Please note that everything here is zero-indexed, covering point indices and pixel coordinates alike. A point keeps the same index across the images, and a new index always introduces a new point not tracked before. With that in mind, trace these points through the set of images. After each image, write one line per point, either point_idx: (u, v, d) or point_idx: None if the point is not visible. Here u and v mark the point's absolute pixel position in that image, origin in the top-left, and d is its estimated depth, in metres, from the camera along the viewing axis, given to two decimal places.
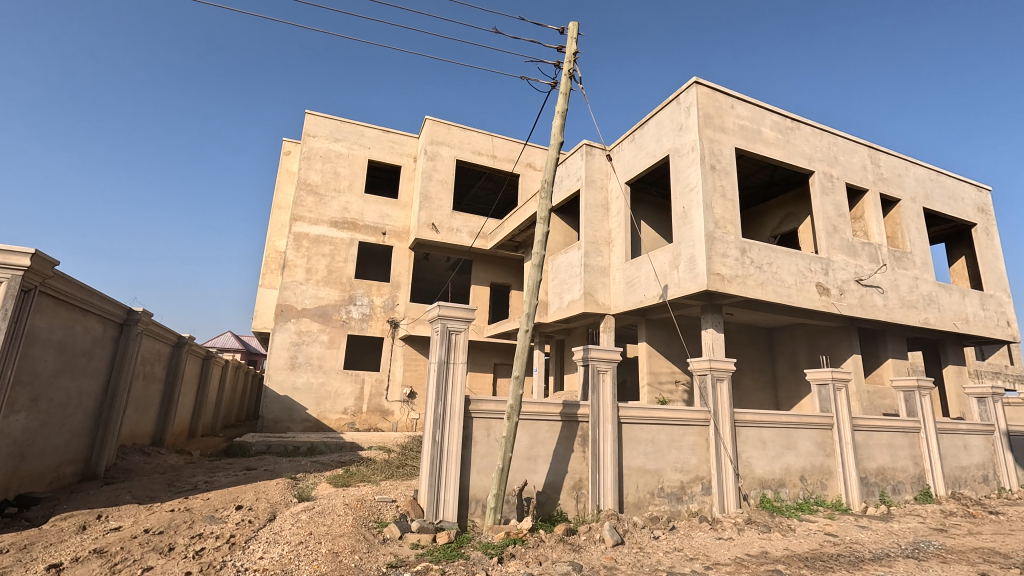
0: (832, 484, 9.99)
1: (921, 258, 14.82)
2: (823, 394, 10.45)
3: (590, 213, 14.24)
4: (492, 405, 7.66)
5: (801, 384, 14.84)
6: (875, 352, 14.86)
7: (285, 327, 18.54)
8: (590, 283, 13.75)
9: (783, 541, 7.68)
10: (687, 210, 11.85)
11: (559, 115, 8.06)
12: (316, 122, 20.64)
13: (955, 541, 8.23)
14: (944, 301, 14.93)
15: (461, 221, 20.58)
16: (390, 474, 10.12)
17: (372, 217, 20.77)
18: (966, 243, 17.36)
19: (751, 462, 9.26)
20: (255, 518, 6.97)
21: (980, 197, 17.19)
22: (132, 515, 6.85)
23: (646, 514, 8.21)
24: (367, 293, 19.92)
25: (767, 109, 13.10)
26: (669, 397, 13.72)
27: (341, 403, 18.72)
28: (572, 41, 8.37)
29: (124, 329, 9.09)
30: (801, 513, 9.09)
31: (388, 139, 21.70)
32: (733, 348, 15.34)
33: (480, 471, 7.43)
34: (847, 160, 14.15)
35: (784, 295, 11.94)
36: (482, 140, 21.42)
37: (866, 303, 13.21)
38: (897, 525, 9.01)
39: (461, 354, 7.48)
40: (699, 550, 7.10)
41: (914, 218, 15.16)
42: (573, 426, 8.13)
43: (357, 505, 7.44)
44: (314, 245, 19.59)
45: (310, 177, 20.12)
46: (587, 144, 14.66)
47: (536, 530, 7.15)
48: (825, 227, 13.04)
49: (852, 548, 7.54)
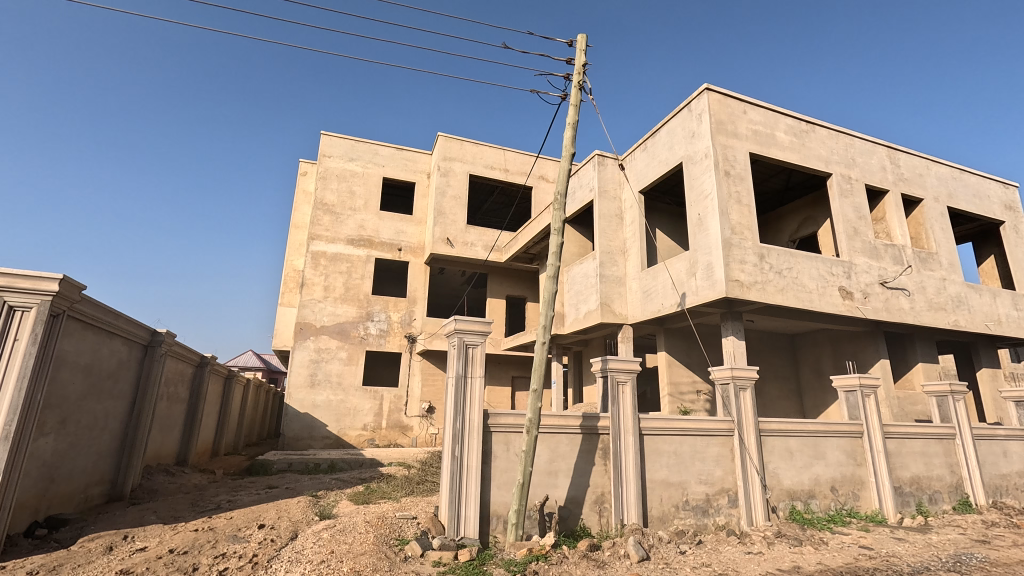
0: (865, 494, 9.66)
1: (948, 259, 14.42)
2: (851, 401, 10.15)
3: (604, 223, 14.20)
4: (511, 419, 7.61)
5: (827, 390, 14.45)
6: (904, 356, 14.44)
7: (304, 345, 18.72)
8: (606, 293, 13.64)
9: (816, 556, 7.41)
10: (702, 217, 11.72)
11: (571, 126, 8.07)
12: (331, 143, 21.03)
13: (999, 553, 7.85)
14: (975, 302, 14.47)
15: (476, 235, 20.67)
16: (411, 490, 10.07)
17: (387, 234, 21.01)
18: (994, 241, 16.86)
19: (779, 473, 9.01)
20: (277, 536, 6.98)
21: (1007, 193, 16.72)
22: (157, 536, 6.92)
23: (671, 528, 8.03)
24: (384, 308, 20.07)
25: (780, 113, 12.97)
26: (691, 407, 13.46)
27: (361, 420, 18.78)
28: (581, 53, 8.41)
29: (148, 351, 9.29)
30: (833, 525, 8.77)
31: (402, 156, 21.99)
32: (755, 356, 15.06)
33: (501, 486, 7.35)
34: (865, 161, 13.90)
35: (806, 300, 11.70)
36: (494, 155, 21.60)
37: (892, 306, 12.88)
38: (937, 537, 8.64)
39: (478, 368, 7.46)
40: (728, 566, 6.89)
41: (938, 217, 14.78)
42: (594, 439, 8.02)
43: (378, 522, 7.40)
44: (331, 263, 19.85)
45: (326, 197, 20.44)
46: (600, 155, 14.63)
47: (559, 546, 7.01)
48: (846, 229, 12.79)
49: (889, 562, 7.24)
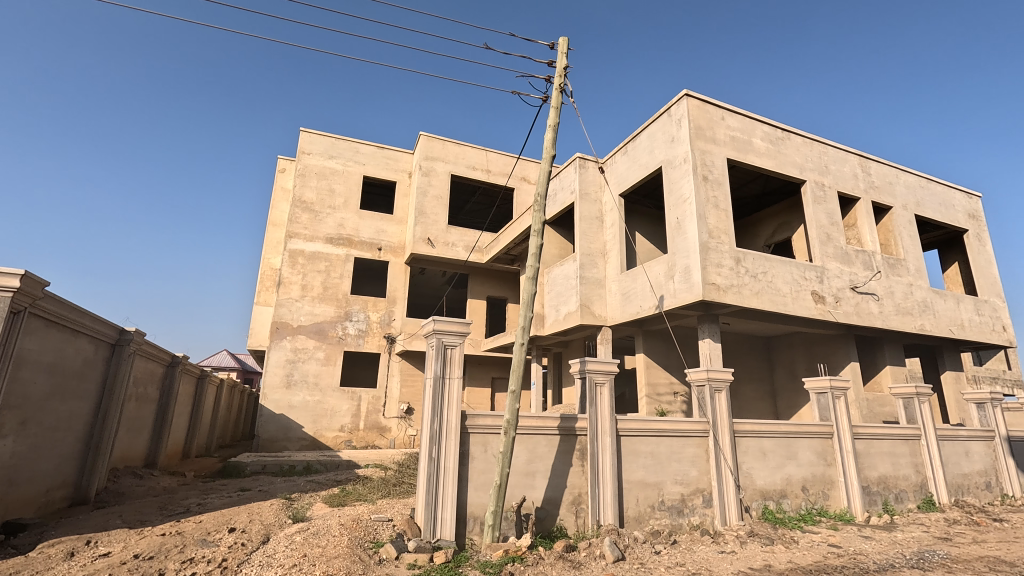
0: (835, 494, 9.90)
1: (915, 265, 14.89)
2: (822, 402, 10.39)
3: (585, 225, 14.29)
4: (490, 420, 7.59)
5: (800, 392, 14.79)
6: (873, 359, 14.85)
7: (281, 345, 18.40)
8: (586, 295, 13.73)
9: (787, 554, 7.57)
10: (681, 221, 11.89)
11: (552, 128, 8.10)
12: (310, 140, 20.74)
13: (960, 550, 8.13)
14: (940, 307, 14.97)
15: (457, 236, 20.60)
16: (387, 492, 9.97)
17: (367, 233, 20.79)
18: (958, 249, 17.47)
19: (752, 473, 9.17)
20: (248, 540, 6.83)
21: (970, 203, 17.35)
22: (122, 541, 6.71)
23: (647, 528, 8.11)
24: (363, 308, 19.84)
25: (757, 120, 13.24)
26: (668, 408, 13.63)
27: (338, 421, 18.53)
28: (563, 56, 8.46)
29: (115, 350, 8.99)
30: (804, 524, 8.98)
31: (383, 155, 21.80)
32: (731, 358, 15.33)
33: (478, 487, 7.32)
34: (838, 169, 14.27)
35: (780, 303, 11.95)
36: (477, 155, 21.56)
37: (862, 310, 13.24)
38: (902, 535, 8.91)
39: (457, 369, 7.44)
40: (701, 565, 6.98)
41: (906, 225, 15.25)
42: (572, 440, 8.06)
43: (353, 525, 7.31)
44: (309, 262, 19.56)
45: (305, 194, 20.14)
46: (581, 158, 14.73)
47: (536, 547, 7.02)
48: (819, 235, 13.11)
49: (856, 559, 7.43)
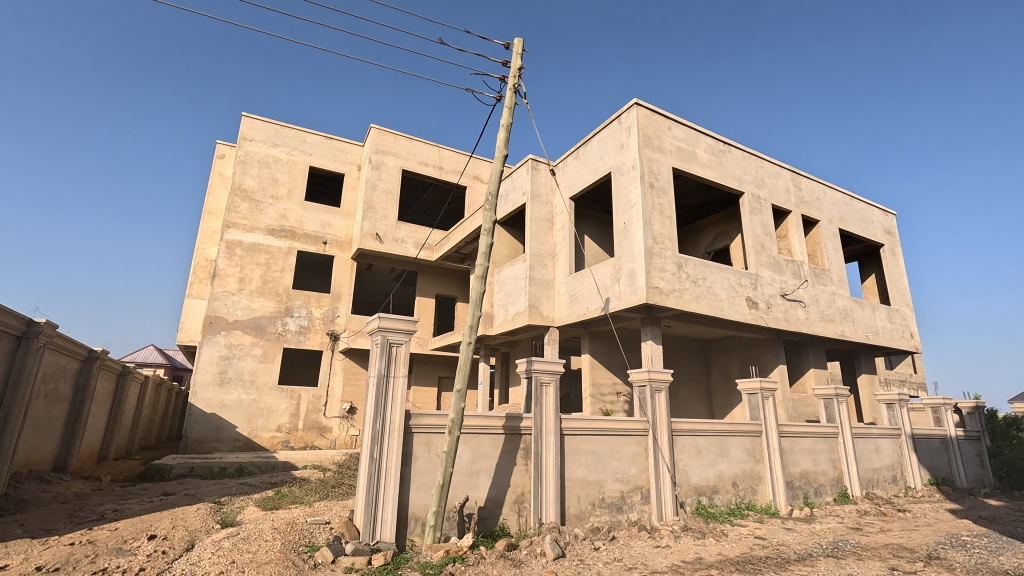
0: (761, 489, 10.48)
1: (838, 275, 16.03)
2: (752, 402, 10.98)
3: (535, 227, 14.41)
4: (434, 419, 7.50)
5: (733, 393, 15.58)
6: (799, 362, 15.87)
7: (214, 340, 17.41)
8: (535, 296, 13.84)
9: (717, 547, 7.94)
10: (627, 226, 12.23)
11: (505, 127, 8.11)
12: (253, 126, 19.76)
13: (868, 538, 8.82)
14: (858, 315, 16.20)
15: (406, 232, 20.23)
16: (326, 494, 9.63)
17: (311, 225, 20.03)
18: (875, 262, 18.97)
19: (687, 470, 9.56)
20: (170, 548, 6.40)
21: (887, 220, 18.88)
22: (22, 552, 6.11)
23: (587, 526, 8.27)
24: (305, 304, 19.11)
25: (701, 132, 13.83)
26: (611, 408, 13.99)
27: (275, 420, 17.75)
28: (518, 57, 8.50)
29: (21, 343, 8.19)
30: (733, 518, 9.45)
31: (331, 146, 21.08)
32: (671, 359, 15.93)
33: (420, 488, 7.21)
34: (773, 183, 15.15)
35: (717, 308, 12.54)
36: (429, 152, 21.27)
37: (791, 316, 14.11)
38: (819, 526, 9.57)
39: (402, 367, 7.30)
40: (637, 560, 7.20)
41: (831, 238, 16.40)
42: (516, 439, 8.10)
43: (287, 529, 7.01)
44: (248, 254, 18.62)
45: (245, 182, 19.16)
46: (533, 159, 14.85)
47: (477, 546, 7.00)
48: (754, 244, 13.86)
49: (779, 550, 7.90)
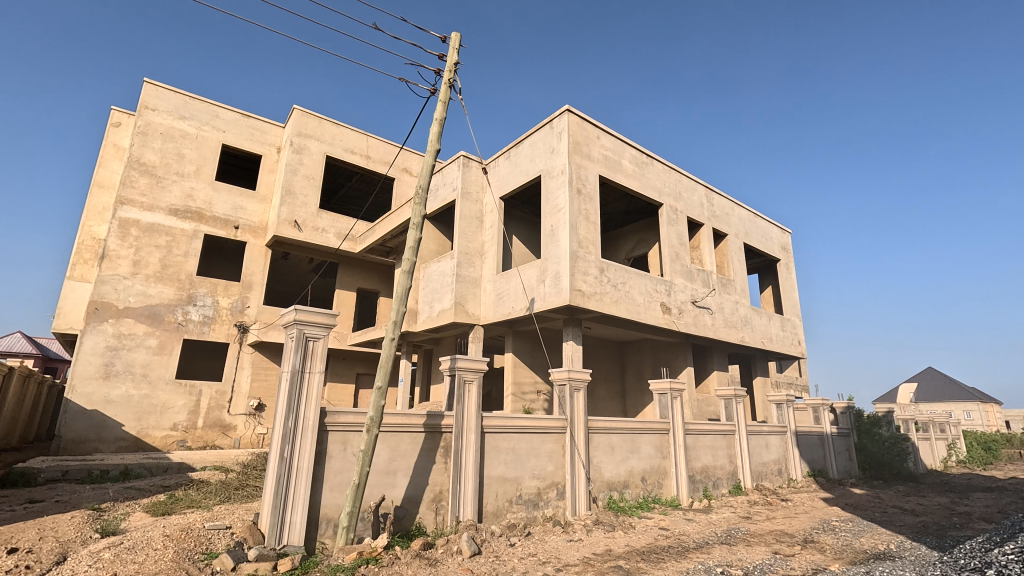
0: (667, 483, 11.17)
1: (741, 286, 17.45)
2: (662, 401, 11.65)
3: (464, 224, 14.33)
4: (351, 417, 7.22)
5: (645, 392, 16.46)
6: (704, 364, 17.09)
7: (99, 329, 15.60)
8: (461, 293, 13.77)
9: (625, 539, 8.36)
10: (554, 229, 12.52)
11: (438, 121, 7.99)
12: (156, 94, 17.93)
13: (757, 526, 9.69)
14: (756, 323, 17.74)
15: (328, 222, 19.31)
16: (226, 498, 8.97)
17: (221, 208, 18.55)
18: (772, 275, 20.87)
19: (601, 466, 9.97)
20: (36, 562, 5.64)
21: (783, 237, 20.83)
22: None
23: (503, 522, 8.36)
24: (211, 292, 17.67)
25: (627, 143, 14.47)
26: (531, 406, 14.25)
27: (170, 418, 16.25)
28: (454, 52, 8.41)
29: None
30: (640, 511, 10.00)
31: (248, 124, 19.64)
32: (590, 360, 16.53)
33: (333, 488, 6.91)
34: (689, 197, 16.18)
35: (634, 312, 13.18)
36: (356, 139, 20.47)
37: (699, 322, 15.16)
38: (715, 516, 10.37)
39: (318, 363, 6.97)
40: (551, 554, 7.39)
41: (736, 251, 17.81)
42: (437, 437, 8.01)
43: (181, 535, 6.43)
44: (145, 235, 16.87)
45: (144, 156, 17.35)
46: (465, 156, 14.78)
47: (392, 547, 6.84)
48: (670, 253, 14.73)
49: (680, 539, 8.46)
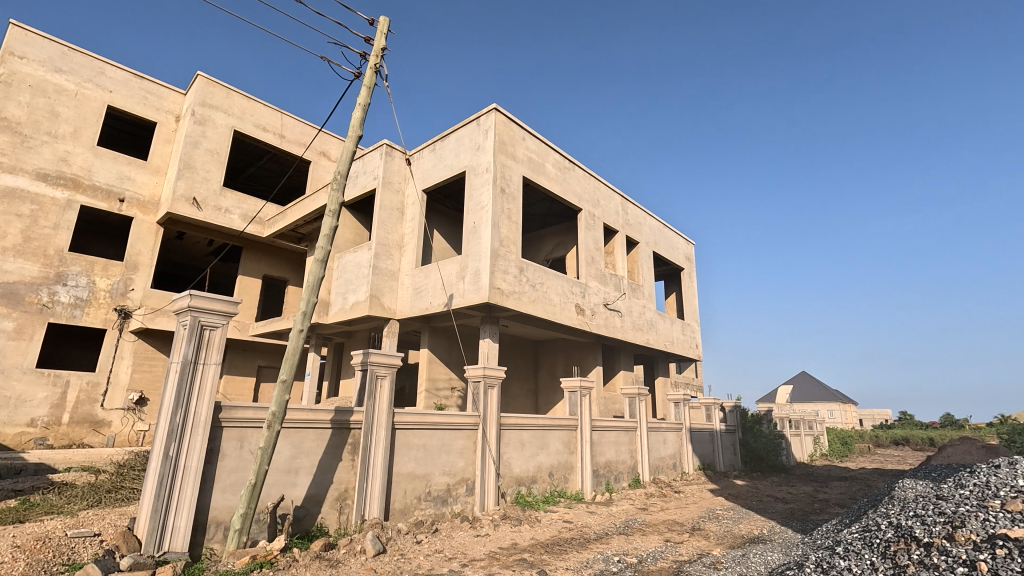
0: (573, 478, 11.60)
1: (649, 291, 18.56)
2: (572, 399, 12.09)
3: (384, 215, 13.91)
4: (250, 413, 6.74)
5: (556, 390, 16.99)
6: (613, 364, 17.97)
7: None
8: (377, 286, 13.35)
9: (530, 532, 8.57)
10: (477, 226, 12.53)
11: (360, 106, 7.69)
12: (25, 40, 15.54)
13: (651, 516, 10.37)
14: (661, 327, 18.95)
15: (233, 202, 17.85)
16: (95, 502, 8.01)
17: (104, 177, 16.50)
18: (676, 283, 22.41)
19: (511, 462, 10.15)
20: None
21: (688, 249, 22.43)
22: None
23: (411, 520, 8.23)
24: (86, 271, 15.65)
25: (551, 148, 14.82)
26: (445, 403, 14.16)
27: (26, 413, 14.16)
28: (382, 36, 8.14)
29: None
30: (546, 505, 10.30)
31: (141, 86, 17.62)
32: (505, 358, 16.75)
33: (226, 489, 6.42)
34: (606, 204, 16.92)
35: (550, 312, 13.55)
36: (269, 116, 19.13)
37: (609, 324, 15.91)
38: (615, 508, 10.95)
39: (215, 354, 6.42)
40: (457, 550, 7.40)
41: (646, 258, 18.91)
42: (344, 433, 7.71)
43: (35, 546, 5.63)
44: (3, 201, 14.55)
45: (6, 109, 14.96)
46: (388, 145, 14.34)
47: (290, 549, 6.48)
48: (586, 257, 15.31)
49: (581, 531, 8.84)
